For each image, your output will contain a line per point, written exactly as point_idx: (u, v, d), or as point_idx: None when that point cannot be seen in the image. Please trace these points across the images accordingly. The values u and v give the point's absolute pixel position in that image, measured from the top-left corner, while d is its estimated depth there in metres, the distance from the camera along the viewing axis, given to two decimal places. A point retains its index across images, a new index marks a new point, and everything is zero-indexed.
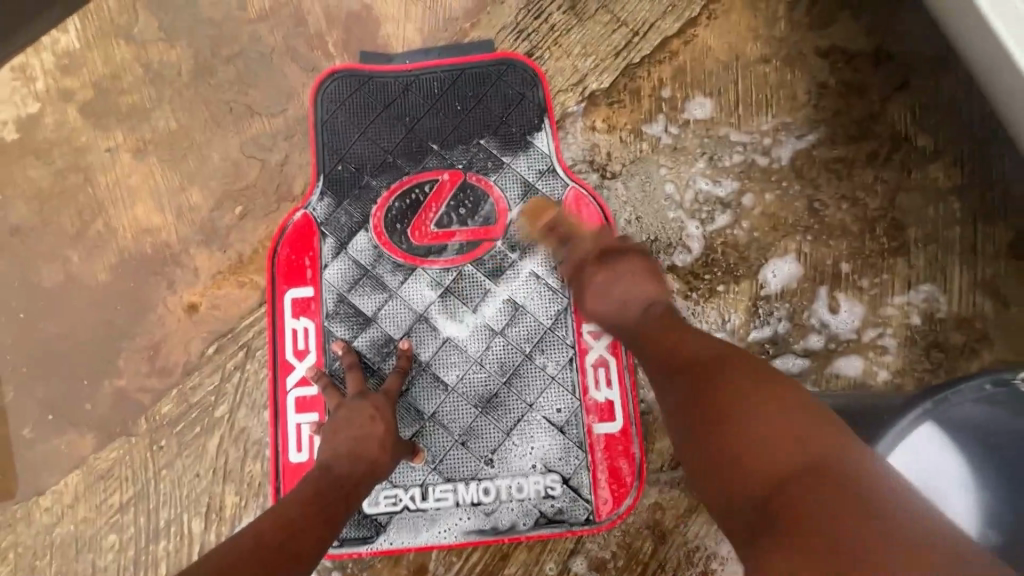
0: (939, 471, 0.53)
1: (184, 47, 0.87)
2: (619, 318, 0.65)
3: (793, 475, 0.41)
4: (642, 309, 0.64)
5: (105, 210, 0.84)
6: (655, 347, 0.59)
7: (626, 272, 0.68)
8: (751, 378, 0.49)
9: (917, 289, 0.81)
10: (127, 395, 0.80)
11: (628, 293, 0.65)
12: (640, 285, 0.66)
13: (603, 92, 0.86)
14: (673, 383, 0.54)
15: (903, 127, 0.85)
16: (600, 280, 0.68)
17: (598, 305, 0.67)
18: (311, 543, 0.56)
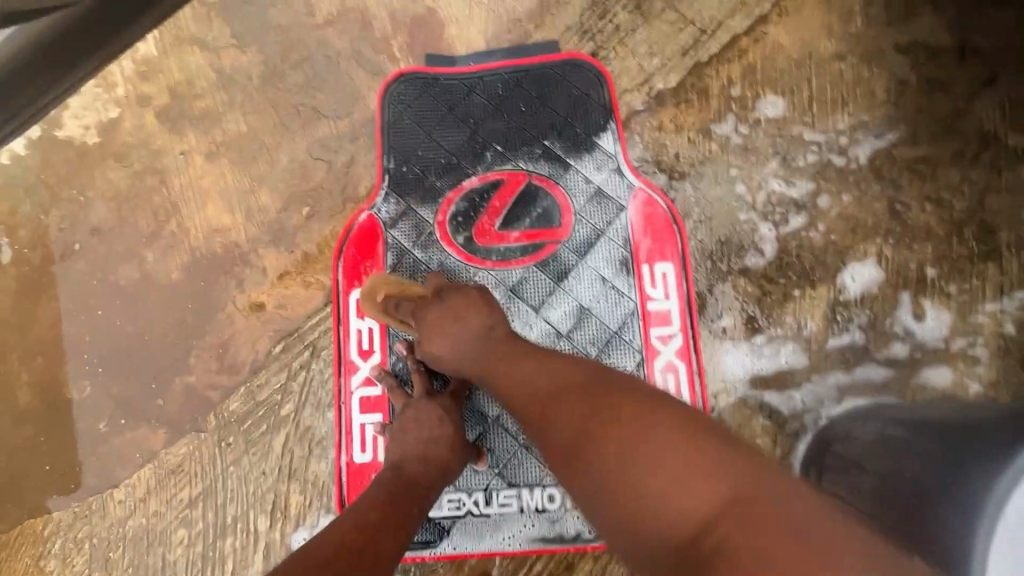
0: None
1: (255, 53, 0.89)
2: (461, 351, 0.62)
3: (683, 512, 0.36)
4: (483, 331, 0.62)
5: (179, 212, 0.86)
6: (513, 379, 0.54)
7: (458, 302, 0.65)
8: (589, 408, 0.45)
9: (1011, 296, 0.76)
10: (197, 392, 0.82)
11: (459, 321, 0.63)
12: (472, 313, 0.63)
13: (671, 91, 0.84)
14: (539, 435, 0.48)
15: (992, 125, 0.80)
16: (432, 316, 0.65)
17: (445, 349, 0.63)
18: (389, 544, 0.55)
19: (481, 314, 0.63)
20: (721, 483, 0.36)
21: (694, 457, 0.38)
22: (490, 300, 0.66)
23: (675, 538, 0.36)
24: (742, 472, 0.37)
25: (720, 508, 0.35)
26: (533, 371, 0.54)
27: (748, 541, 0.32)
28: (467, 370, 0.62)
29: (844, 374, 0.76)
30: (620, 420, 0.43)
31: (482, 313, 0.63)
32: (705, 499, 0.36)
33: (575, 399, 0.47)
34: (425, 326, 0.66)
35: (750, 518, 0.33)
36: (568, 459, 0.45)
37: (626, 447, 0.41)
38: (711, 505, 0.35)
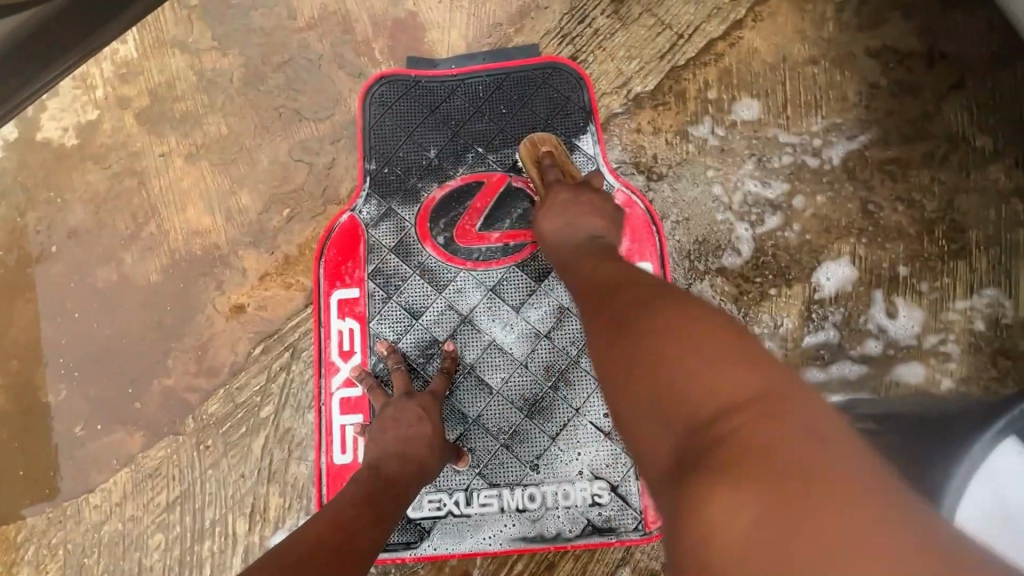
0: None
1: (236, 56, 0.89)
2: (564, 240, 0.65)
3: (703, 404, 0.35)
4: (589, 237, 0.63)
5: (158, 213, 0.86)
6: (588, 275, 0.55)
7: (585, 203, 0.68)
8: (643, 306, 0.45)
9: (981, 293, 0.78)
10: (175, 394, 0.81)
11: (577, 220, 0.66)
12: (593, 217, 0.66)
13: (649, 94, 0.86)
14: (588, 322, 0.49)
15: (960, 127, 0.82)
16: (561, 200, 0.69)
17: (556, 234, 0.66)
18: (366, 542, 0.55)
19: (601, 220, 0.66)
20: (752, 388, 0.35)
21: (736, 358, 0.37)
22: (617, 219, 0.68)
23: (690, 423, 0.35)
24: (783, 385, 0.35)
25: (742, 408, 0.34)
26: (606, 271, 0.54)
27: (761, 440, 0.31)
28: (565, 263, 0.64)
29: (820, 371, 0.77)
30: (677, 317, 0.42)
31: (599, 220, 0.65)
32: (737, 390, 0.35)
33: (634, 295, 0.47)
34: (551, 206, 0.69)
35: (776, 416, 0.32)
36: (611, 340, 0.44)
37: (668, 337, 0.40)
38: (736, 401, 0.34)
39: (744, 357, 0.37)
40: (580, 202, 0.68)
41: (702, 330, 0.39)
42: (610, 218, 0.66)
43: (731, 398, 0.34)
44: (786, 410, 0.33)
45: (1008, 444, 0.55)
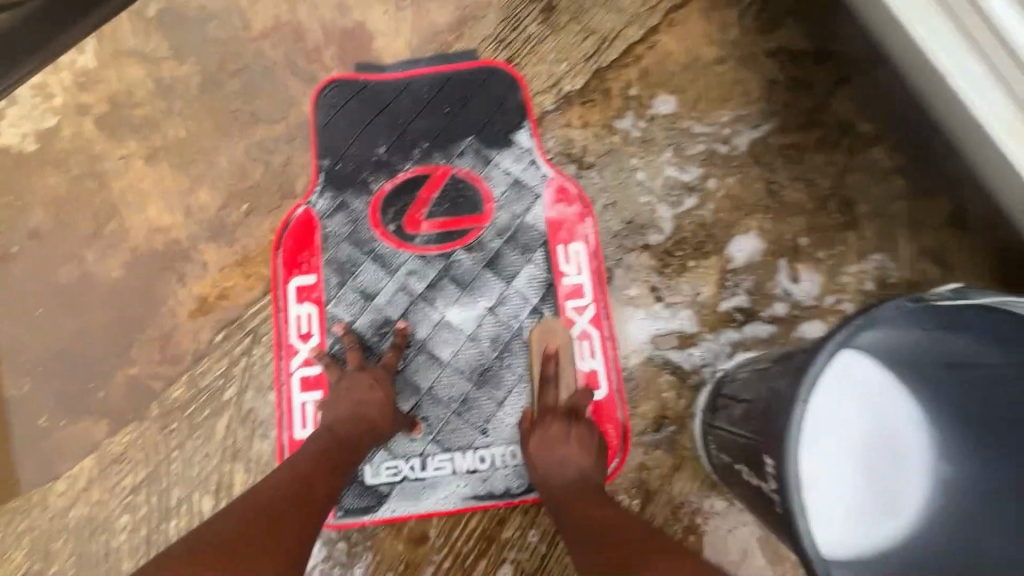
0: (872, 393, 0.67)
1: (193, 64, 0.95)
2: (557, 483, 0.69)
3: None
4: (579, 474, 0.69)
5: (119, 213, 0.90)
6: (582, 518, 0.62)
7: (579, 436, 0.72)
8: (640, 554, 0.54)
9: (869, 258, 0.89)
10: (139, 383, 0.85)
11: (564, 458, 0.70)
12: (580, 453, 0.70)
13: (577, 92, 0.95)
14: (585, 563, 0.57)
15: (847, 115, 0.94)
16: (552, 434, 0.72)
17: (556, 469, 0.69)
18: (325, 492, 0.63)
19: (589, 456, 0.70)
20: None
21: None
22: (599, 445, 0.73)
23: None
24: None
25: None
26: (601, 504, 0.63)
27: None
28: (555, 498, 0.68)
29: (735, 331, 0.86)
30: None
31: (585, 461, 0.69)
32: None
33: (633, 539, 0.56)
34: (546, 441, 0.72)
35: None
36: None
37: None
38: None
39: None
40: (566, 434, 0.72)
41: None
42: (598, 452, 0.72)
43: None
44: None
45: (866, 358, 0.66)
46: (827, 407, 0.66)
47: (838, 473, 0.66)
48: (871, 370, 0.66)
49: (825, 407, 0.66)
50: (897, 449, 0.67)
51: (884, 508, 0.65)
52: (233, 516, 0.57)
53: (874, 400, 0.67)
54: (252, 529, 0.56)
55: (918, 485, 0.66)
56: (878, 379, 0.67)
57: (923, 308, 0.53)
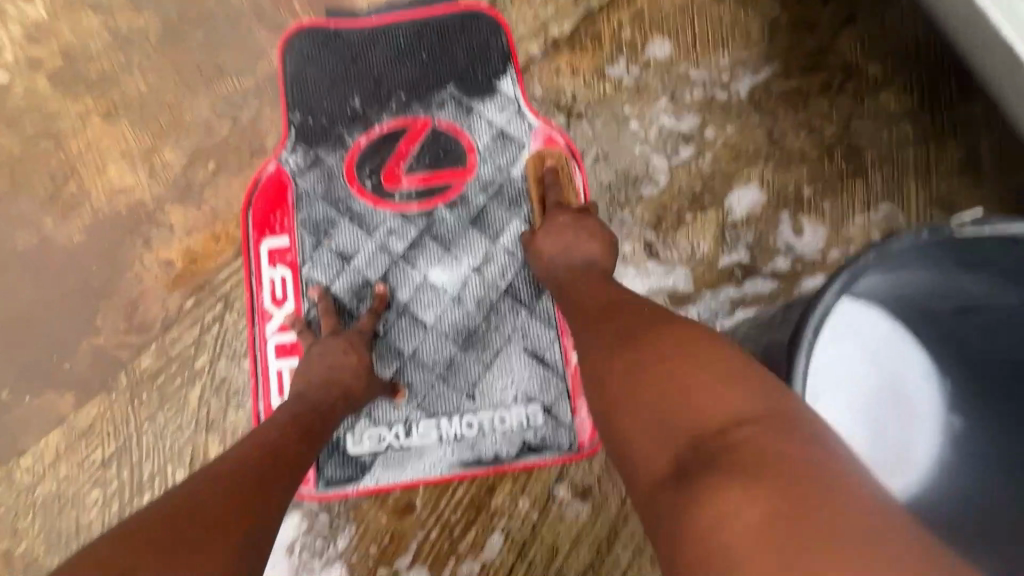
0: (879, 343, 0.63)
1: (151, 13, 0.88)
2: (564, 267, 0.67)
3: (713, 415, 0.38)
4: (586, 262, 0.65)
5: (77, 174, 0.85)
6: (584, 297, 0.60)
7: (584, 228, 0.69)
8: (648, 326, 0.49)
9: (876, 208, 0.84)
10: (106, 353, 0.80)
11: (574, 244, 0.68)
12: (590, 241, 0.68)
13: (566, 38, 0.88)
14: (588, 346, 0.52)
15: (854, 57, 0.87)
16: (561, 222, 0.71)
17: (560, 261, 0.68)
18: (299, 458, 0.59)
19: (596, 244, 0.68)
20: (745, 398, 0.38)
21: (740, 376, 0.40)
22: (607, 234, 0.70)
23: (694, 432, 0.38)
24: (774, 397, 0.39)
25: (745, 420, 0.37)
26: (602, 294, 0.59)
27: (784, 438, 0.35)
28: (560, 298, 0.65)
29: (735, 288, 0.82)
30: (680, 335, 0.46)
31: (596, 245, 0.67)
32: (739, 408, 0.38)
33: (635, 315, 0.52)
34: (551, 226, 0.71)
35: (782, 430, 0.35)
36: (612, 359, 0.47)
37: (674, 360, 0.43)
38: (741, 414, 0.37)
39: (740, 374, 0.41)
40: (573, 223, 0.70)
41: (699, 348, 0.43)
42: (607, 245, 0.68)
43: (750, 405, 0.38)
44: (796, 425, 0.36)
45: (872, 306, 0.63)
46: (835, 356, 0.61)
47: (846, 423, 0.61)
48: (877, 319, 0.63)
49: (832, 357, 0.61)
50: (904, 402, 0.63)
51: (893, 461, 0.62)
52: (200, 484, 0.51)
53: (880, 351, 0.64)
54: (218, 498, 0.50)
55: (927, 443, 0.62)
56: (884, 329, 0.63)
57: (944, 242, 0.51)
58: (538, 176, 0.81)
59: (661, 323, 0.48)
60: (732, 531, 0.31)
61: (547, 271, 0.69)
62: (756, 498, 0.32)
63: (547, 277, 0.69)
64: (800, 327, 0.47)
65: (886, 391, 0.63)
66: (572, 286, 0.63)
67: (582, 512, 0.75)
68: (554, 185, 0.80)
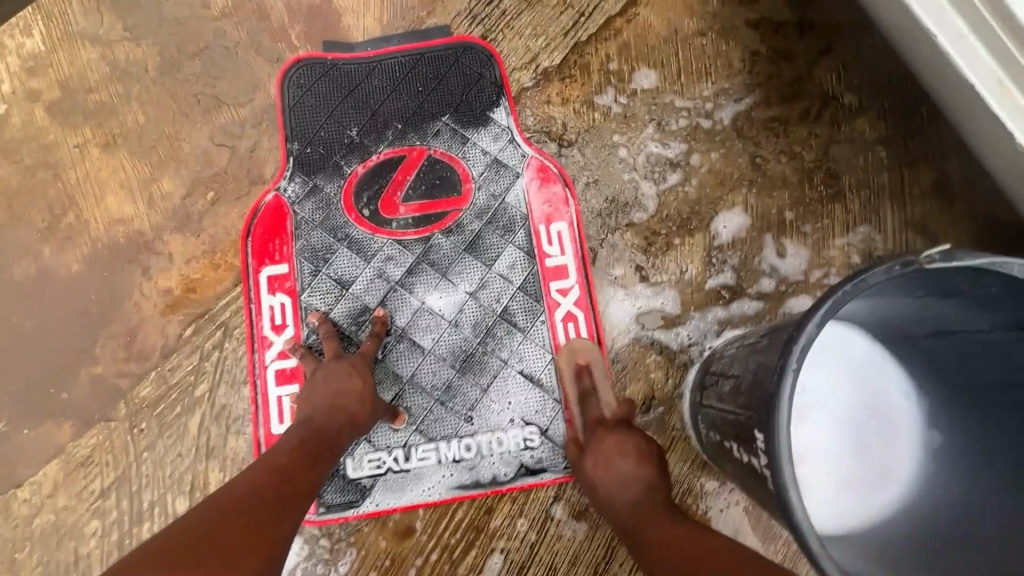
0: (861, 364, 0.68)
1: (150, 45, 0.90)
2: (616, 501, 0.63)
3: None
4: (639, 491, 0.63)
5: (75, 205, 0.86)
6: (642, 535, 0.58)
7: (630, 450, 0.67)
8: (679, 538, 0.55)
9: (855, 231, 0.88)
10: (105, 382, 0.81)
11: (625, 475, 0.64)
12: (639, 467, 0.65)
13: (556, 68, 0.91)
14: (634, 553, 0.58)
15: (831, 86, 0.92)
16: (609, 448, 0.68)
17: (613, 483, 0.65)
18: (306, 482, 0.61)
19: (645, 463, 0.65)
20: None
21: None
22: (662, 464, 0.67)
23: None
24: None
25: None
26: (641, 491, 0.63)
27: None
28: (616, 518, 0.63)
29: (722, 309, 0.85)
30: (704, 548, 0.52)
31: (648, 474, 0.64)
32: None
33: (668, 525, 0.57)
34: (597, 451, 0.68)
35: None
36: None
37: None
38: None
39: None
40: (623, 448, 0.67)
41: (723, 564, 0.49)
42: (656, 465, 0.66)
43: None
44: None
45: (852, 331, 0.68)
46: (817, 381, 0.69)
47: (825, 442, 0.68)
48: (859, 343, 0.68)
49: (813, 382, 0.69)
50: (888, 420, 0.67)
51: (874, 476, 0.66)
52: (204, 512, 0.54)
53: (864, 373, 0.68)
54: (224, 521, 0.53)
55: (912, 459, 0.65)
56: (867, 351, 0.68)
57: (914, 271, 0.51)
58: (575, 378, 0.78)
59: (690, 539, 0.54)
60: None
61: (602, 505, 0.65)
62: None
63: (602, 510, 0.65)
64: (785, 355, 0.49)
65: (870, 410, 0.68)
66: (621, 493, 0.63)
67: (580, 531, 0.77)
68: (593, 392, 0.76)
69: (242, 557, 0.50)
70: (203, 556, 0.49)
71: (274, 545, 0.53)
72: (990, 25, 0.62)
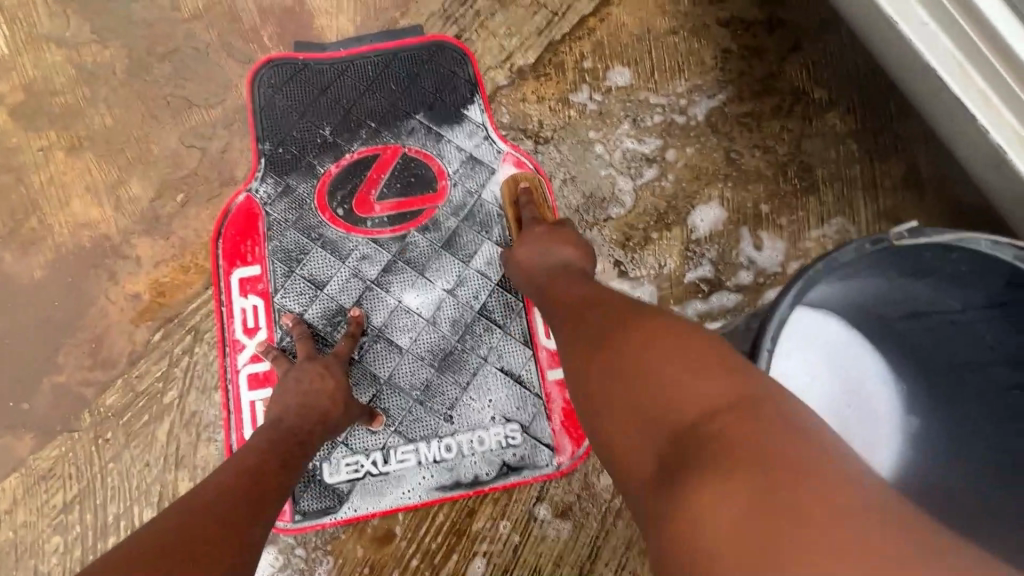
0: (838, 351, 0.66)
1: (118, 48, 0.88)
2: (540, 272, 0.66)
3: (686, 405, 0.38)
4: (562, 265, 0.65)
5: (39, 209, 0.83)
6: (565, 297, 0.58)
7: (559, 235, 0.69)
8: (622, 312, 0.50)
9: (829, 222, 0.89)
10: (68, 391, 0.77)
11: (551, 250, 0.67)
12: (566, 247, 0.67)
13: (530, 67, 0.92)
14: (565, 321, 0.54)
15: (801, 82, 0.93)
16: (538, 234, 0.71)
17: (533, 270, 0.67)
18: (278, 486, 0.59)
19: (573, 251, 0.67)
20: (719, 389, 0.38)
21: (711, 365, 0.40)
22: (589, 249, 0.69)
23: (674, 423, 0.38)
24: (748, 386, 0.38)
25: (718, 411, 0.37)
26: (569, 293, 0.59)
27: (758, 430, 0.35)
28: (536, 290, 0.66)
29: (701, 302, 0.85)
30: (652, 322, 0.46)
31: (573, 250, 0.67)
32: (713, 397, 0.38)
33: (610, 301, 0.53)
34: (525, 240, 0.72)
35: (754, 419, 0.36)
36: (584, 338, 0.49)
37: (657, 364, 0.42)
38: (718, 405, 0.37)
39: (714, 361, 0.41)
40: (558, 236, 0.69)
41: (674, 335, 0.44)
42: (585, 250, 0.68)
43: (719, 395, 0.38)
44: (767, 414, 0.36)
45: (829, 317, 0.66)
46: (797, 369, 0.65)
47: None
48: (836, 331, 0.66)
49: (794, 370, 0.65)
50: (867, 408, 0.66)
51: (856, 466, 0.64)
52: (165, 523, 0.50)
53: (841, 359, 0.67)
54: (197, 522, 0.50)
55: (892, 447, 0.65)
56: (843, 337, 0.67)
57: (885, 249, 0.52)
58: (513, 199, 0.82)
59: (633, 311, 0.49)
60: (708, 527, 0.33)
61: (524, 276, 0.69)
62: (736, 494, 0.32)
63: (525, 285, 0.69)
64: (758, 341, 0.49)
65: (848, 399, 0.66)
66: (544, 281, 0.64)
67: (564, 531, 0.76)
68: (528, 204, 0.80)
69: (214, 565, 0.47)
70: (173, 565, 0.44)
71: (245, 552, 0.50)
72: (949, 9, 0.63)
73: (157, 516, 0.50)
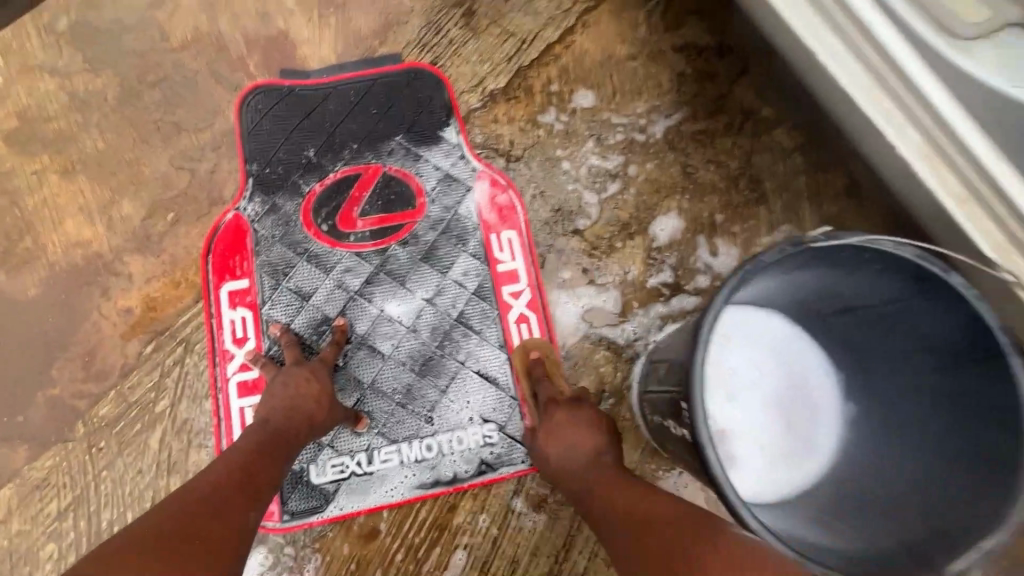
0: (781, 345, 0.74)
1: (109, 76, 0.93)
2: (564, 469, 0.64)
3: None
4: (588, 459, 0.63)
5: (33, 230, 0.87)
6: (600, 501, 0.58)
7: (580, 418, 0.68)
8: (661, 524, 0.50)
9: (778, 230, 0.97)
10: (62, 403, 0.81)
11: (571, 439, 0.65)
12: (588, 435, 0.65)
13: (501, 90, 0.99)
14: (608, 534, 0.55)
15: (750, 102, 1.01)
16: (557, 418, 0.68)
17: (558, 461, 0.65)
18: (267, 478, 0.64)
19: (595, 437, 0.65)
20: None
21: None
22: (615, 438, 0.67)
23: None
24: None
25: None
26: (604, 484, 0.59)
27: None
28: (569, 490, 0.63)
29: (663, 305, 0.91)
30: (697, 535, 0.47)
31: (592, 437, 0.65)
32: None
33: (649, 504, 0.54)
34: (551, 426, 0.68)
35: None
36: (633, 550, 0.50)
37: None
38: None
39: None
40: (572, 419, 0.68)
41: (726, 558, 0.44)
42: (604, 432, 0.66)
43: None
44: None
45: (773, 316, 0.74)
46: (741, 363, 0.74)
47: (751, 420, 0.74)
48: (780, 327, 0.74)
49: (738, 365, 0.74)
50: (809, 396, 0.74)
51: (798, 449, 0.72)
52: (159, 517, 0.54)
53: (784, 353, 0.75)
54: (191, 517, 0.55)
55: (831, 430, 0.72)
56: (787, 332, 0.74)
57: (803, 250, 0.59)
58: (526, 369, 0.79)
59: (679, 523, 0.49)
60: None
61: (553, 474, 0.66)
62: None
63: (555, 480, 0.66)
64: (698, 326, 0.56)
65: (791, 388, 0.75)
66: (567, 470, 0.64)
67: (540, 521, 0.80)
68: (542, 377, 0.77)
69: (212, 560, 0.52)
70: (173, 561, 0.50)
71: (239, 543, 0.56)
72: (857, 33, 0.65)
73: (152, 511, 0.55)
